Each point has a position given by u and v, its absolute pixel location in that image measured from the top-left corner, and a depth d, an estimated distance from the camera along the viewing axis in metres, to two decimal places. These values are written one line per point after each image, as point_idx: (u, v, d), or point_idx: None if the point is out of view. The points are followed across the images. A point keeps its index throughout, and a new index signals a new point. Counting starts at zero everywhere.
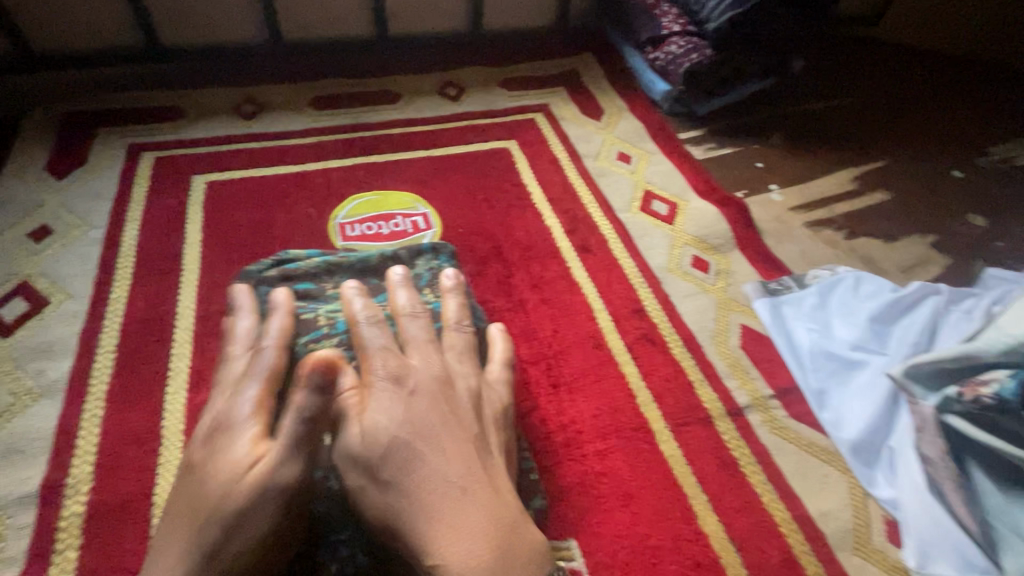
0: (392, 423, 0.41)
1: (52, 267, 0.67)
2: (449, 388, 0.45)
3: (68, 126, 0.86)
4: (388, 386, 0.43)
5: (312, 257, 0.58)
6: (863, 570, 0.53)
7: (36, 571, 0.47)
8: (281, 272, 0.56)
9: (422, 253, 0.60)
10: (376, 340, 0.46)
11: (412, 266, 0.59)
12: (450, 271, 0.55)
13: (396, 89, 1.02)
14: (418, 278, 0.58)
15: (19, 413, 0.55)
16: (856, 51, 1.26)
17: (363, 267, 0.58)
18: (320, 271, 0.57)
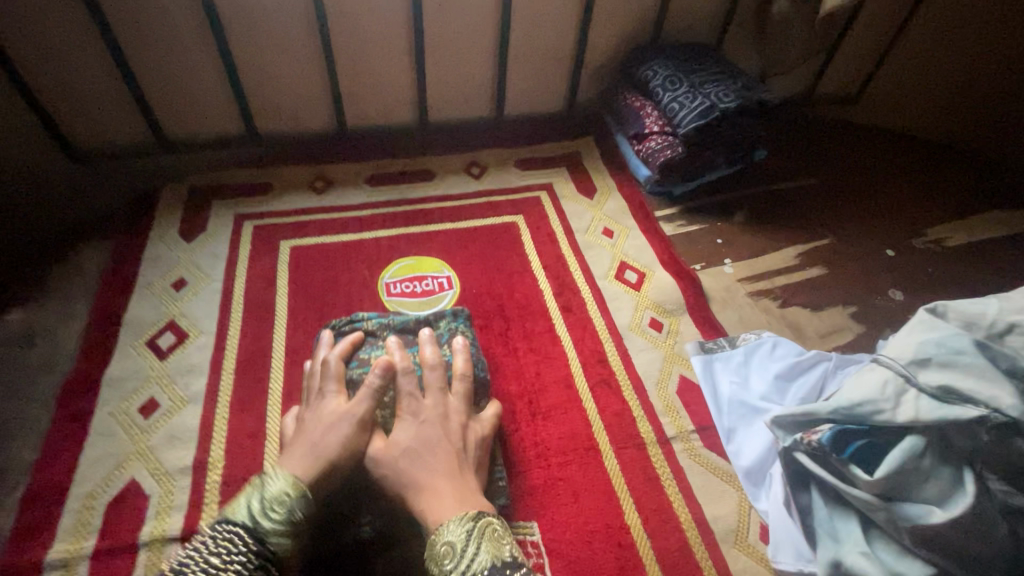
0: (407, 442, 0.68)
1: (189, 310, 0.96)
2: (449, 423, 0.72)
3: (191, 196, 1.15)
4: (411, 420, 0.71)
5: (372, 318, 0.86)
6: (736, 557, 0.76)
7: (193, 514, 0.74)
8: (352, 328, 0.85)
9: (445, 317, 0.88)
10: (407, 386, 0.73)
11: (437, 327, 0.87)
12: (461, 339, 0.82)
13: (432, 168, 1.29)
14: (440, 336, 0.86)
15: (176, 412, 0.83)
16: (830, 133, 1.47)
17: (404, 326, 0.86)
18: (377, 328, 0.85)
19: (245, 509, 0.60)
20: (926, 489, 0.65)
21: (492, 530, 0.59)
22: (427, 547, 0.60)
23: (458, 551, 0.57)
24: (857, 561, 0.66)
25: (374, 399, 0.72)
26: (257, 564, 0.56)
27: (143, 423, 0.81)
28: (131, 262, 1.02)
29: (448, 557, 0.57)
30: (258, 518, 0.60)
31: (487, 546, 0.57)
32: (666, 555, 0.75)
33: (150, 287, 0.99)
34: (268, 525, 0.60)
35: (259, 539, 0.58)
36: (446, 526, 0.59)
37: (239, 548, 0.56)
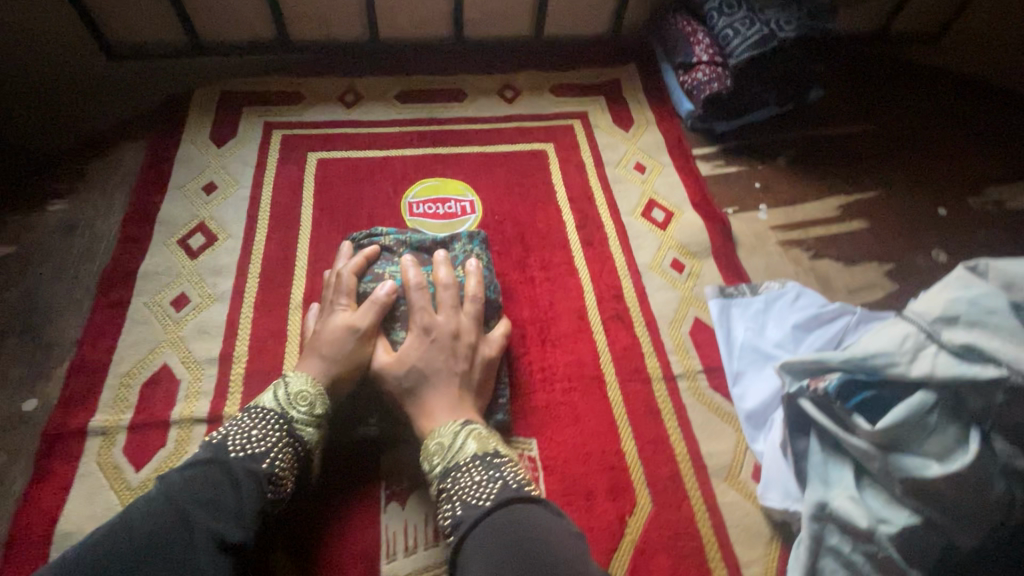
0: (414, 358, 0.74)
1: (218, 214, 0.99)
2: (458, 342, 0.75)
3: (222, 102, 1.15)
4: (422, 337, 0.74)
5: (390, 235, 0.86)
6: (726, 490, 0.78)
7: (218, 400, 0.80)
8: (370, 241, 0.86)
9: (461, 239, 0.87)
10: (420, 302, 0.76)
11: (453, 248, 0.87)
12: (474, 261, 0.82)
13: (463, 88, 1.25)
14: (456, 257, 0.86)
15: (205, 308, 0.88)
16: (901, 72, 1.36)
17: (420, 244, 0.85)
18: (393, 244, 0.85)
19: (272, 401, 0.70)
20: (926, 445, 0.65)
21: (479, 432, 0.70)
22: (422, 445, 0.71)
23: (447, 445, 0.68)
24: (843, 504, 0.68)
25: (381, 314, 0.77)
26: (288, 445, 0.67)
27: (175, 315, 0.86)
28: (164, 163, 1.04)
29: (439, 450, 0.69)
30: (285, 410, 0.70)
31: (474, 442, 0.68)
32: (657, 482, 0.78)
33: (182, 188, 1.01)
34: (294, 415, 0.69)
35: (287, 425, 0.68)
36: (437, 427, 0.70)
37: (271, 429, 0.67)
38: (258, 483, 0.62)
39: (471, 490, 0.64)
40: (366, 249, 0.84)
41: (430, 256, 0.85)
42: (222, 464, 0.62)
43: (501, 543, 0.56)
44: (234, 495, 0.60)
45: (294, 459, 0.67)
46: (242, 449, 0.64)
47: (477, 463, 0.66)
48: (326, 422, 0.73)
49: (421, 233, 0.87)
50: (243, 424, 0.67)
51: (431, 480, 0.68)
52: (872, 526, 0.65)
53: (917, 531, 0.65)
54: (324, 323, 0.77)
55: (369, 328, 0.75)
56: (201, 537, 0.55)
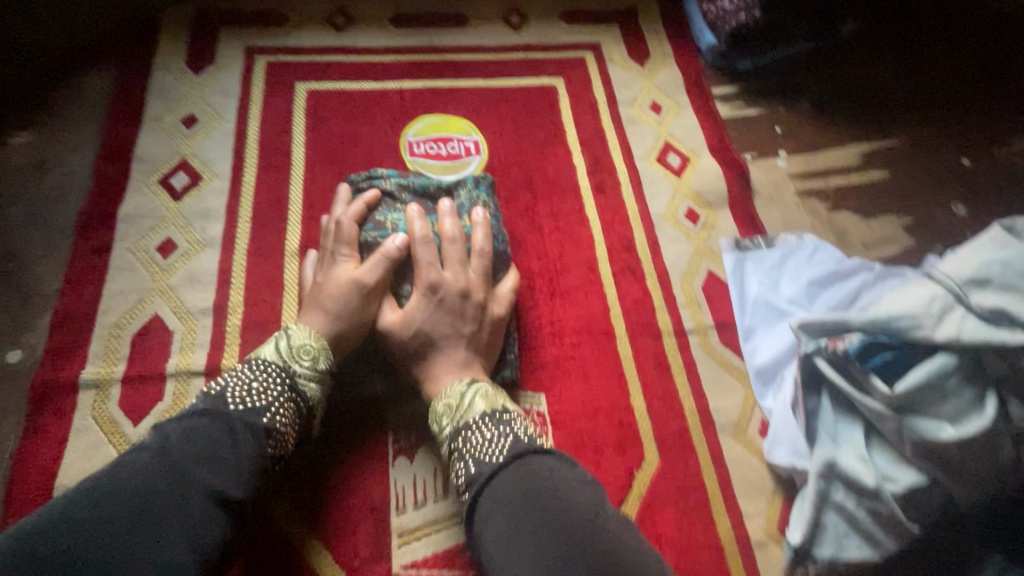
0: (422, 315, 0.71)
1: (201, 151, 0.91)
2: (467, 300, 0.72)
3: (198, 22, 1.02)
4: (429, 295, 0.71)
5: (390, 178, 0.80)
6: (733, 446, 0.78)
7: (215, 352, 0.76)
8: (369, 185, 0.80)
9: (466, 185, 0.82)
10: (425, 256, 0.72)
11: (457, 195, 0.81)
12: (481, 211, 0.77)
13: (465, 13, 1.13)
14: (461, 206, 0.80)
15: (194, 255, 0.82)
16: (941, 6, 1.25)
17: (423, 191, 0.80)
18: (393, 190, 0.79)
19: (272, 353, 0.67)
20: (941, 408, 0.64)
21: (486, 390, 0.68)
22: (430, 407, 0.69)
23: (453, 403, 0.67)
24: (851, 463, 0.68)
25: (389, 270, 0.72)
26: (289, 399, 0.65)
27: (163, 262, 0.81)
28: (137, 93, 0.94)
29: (446, 409, 0.67)
30: (287, 363, 0.67)
31: (481, 400, 0.67)
32: (665, 438, 0.78)
33: (159, 122, 0.93)
34: (295, 369, 0.67)
35: (290, 379, 0.66)
36: (444, 388, 0.69)
37: (271, 383, 0.64)
38: (258, 437, 0.60)
39: (482, 446, 0.62)
40: (366, 193, 0.78)
41: (434, 204, 0.80)
42: (220, 416, 0.59)
43: (517, 497, 0.56)
44: (233, 448, 0.57)
45: (296, 414, 0.65)
46: (240, 402, 0.61)
47: (486, 420, 0.64)
48: (330, 377, 0.70)
49: (424, 178, 0.81)
50: (241, 376, 0.64)
51: (441, 441, 0.67)
52: (878, 484, 0.66)
53: (920, 489, 0.66)
54: (325, 276, 0.73)
55: (373, 283, 0.71)
56: (199, 492, 0.53)
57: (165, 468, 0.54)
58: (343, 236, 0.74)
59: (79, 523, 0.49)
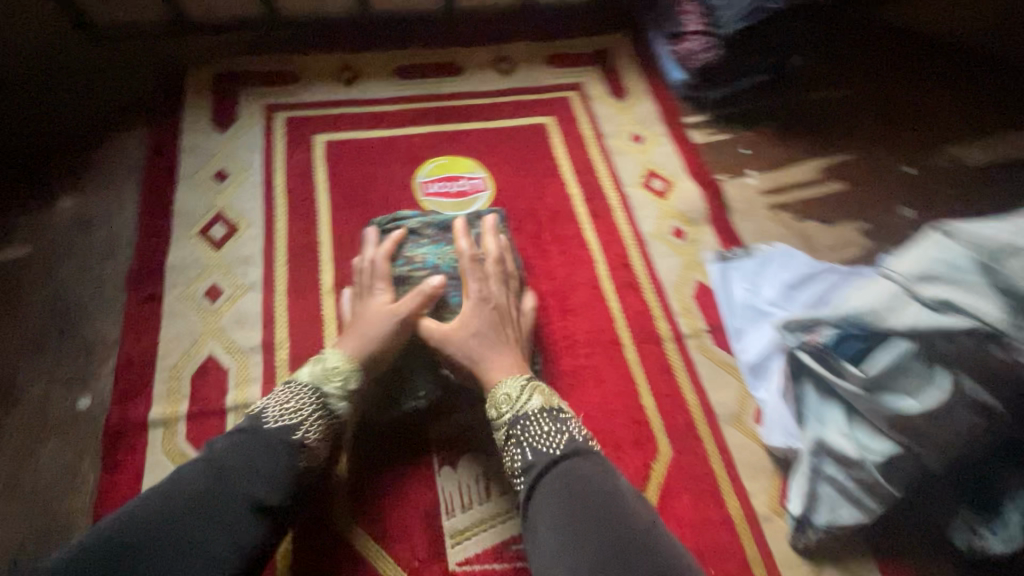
0: (463, 332, 0.79)
1: (235, 202, 0.99)
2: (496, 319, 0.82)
3: (218, 84, 1.12)
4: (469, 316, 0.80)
5: (416, 218, 0.90)
6: (734, 433, 0.89)
7: (268, 385, 0.84)
8: (396, 225, 0.90)
9: (482, 217, 0.91)
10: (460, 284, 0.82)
11: (473, 225, 0.90)
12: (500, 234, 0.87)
13: (460, 62, 1.25)
14: (478, 234, 0.89)
15: (239, 297, 0.90)
16: (876, 34, 1.43)
17: (444, 225, 0.90)
18: (419, 227, 0.89)
19: (309, 375, 0.75)
20: (904, 384, 0.76)
21: (542, 389, 0.77)
22: (489, 394, 0.77)
23: (513, 396, 0.75)
24: (835, 439, 0.79)
25: (424, 302, 0.81)
26: (320, 416, 0.72)
27: (211, 306, 0.89)
28: (169, 152, 1.03)
29: (505, 399, 0.75)
30: (321, 384, 0.75)
31: (540, 397, 0.76)
32: (675, 430, 0.88)
33: (193, 178, 1.01)
34: (329, 389, 0.74)
35: (322, 399, 0.73)
36: (495, 383, 0.77)
37: (304, 401, 0.72)
38: (291, 451, 0.67)
39: (537, 437, 0.72)
40: (393, 232, 0.87)
41: (455, 234, 0.89)
42: (259, 431, 0.68)
43: (571, 491, 0.66)
44: (272, 457, 0.66)
45: (327, 430, 0.72)
46: (276, 419, 0.69)
47: (545, 415, 0.74)
48: (358, 396, 0.78)
49: (444, 215, 0.91)
50: (280, 396, 0.72)
51: (499, 425, 0.75)
52: (860, 455, 0.77)
53: (897, 456, 0.77)
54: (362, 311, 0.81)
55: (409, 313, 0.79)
56: (238, 495, 0.62)
57: (210, 474, 0.63)
58: (377, 273, 0.83)
59: (145, 526, 0.58)
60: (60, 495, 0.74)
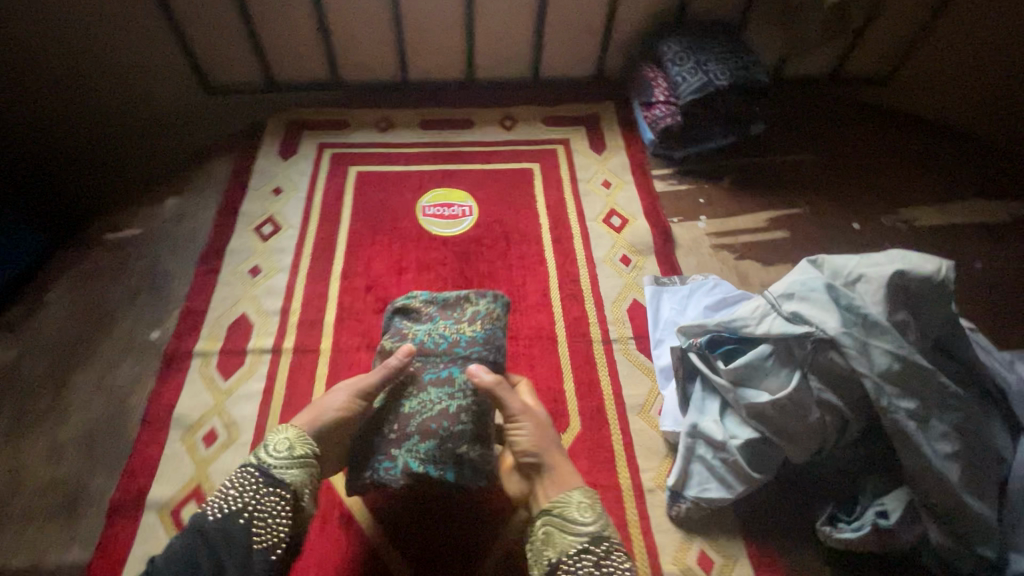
0: (536, 436, 0.88)
1: (283, 210, 1.34)
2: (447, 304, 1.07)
3: (289, 127, 1.51)
4: (529, 424, 0.89)
5: (422, 297, 1.01)
6: (637, 420, 1.05)
7: (279, 338, 1.13)
8: (403, 305, 1.01)
9: (486, 295, 0.99)
10: (490, 383, 0.87)
11: (477, 302, 0.98)
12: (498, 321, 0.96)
13: (473, 119, 1.58)
14: (477, 313, 0.96)
15: (272, 275, 1.22)
16: (844, 110, 1.64)
17: (445, 303, 0.99)
18: (424, 304, 1.00)
19: (257, 455, 0.80)
20: (765, 382, 0.91)
21: (604, 514, 0.83)
22: (570, 500, 0.82)
23: (596, 510, 0.81)
24: (708, 425, 0.94)
25: (385, 379, 0.89)
26: (266, 491, 0.76)
27: (251, 280, 1.21)
28: (245, 173, 1.41)
29: (587, 511, 0.81)
30: (265, 459, 0.80)
31: (608, 525, 0.81)
32: (586, 411, 1.06)
33: (258, 191, 1.37)
34: (270, 461, 0.79)
35: (264, 470, 0.78)
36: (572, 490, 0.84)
37: (246, 482, 0.77)
38: (228, 542, 0.72)
39: (614, 568, 0.76)
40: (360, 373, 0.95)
41: (453, 307, 0.98)
42: (201, 531, 0.73)
43: None
44: (225, 551, 0.71)
45: (275, 503, 0.76)
46: (218, 512, 0.74)
47: (619, 550, 0.78)
48: (306, 461, 0.81)
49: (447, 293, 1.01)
50: (225, 489, 0.76)
51: (577, 531, 0.79)
52: (725, 439, 0.92)
53: (758, 443, 0.91)
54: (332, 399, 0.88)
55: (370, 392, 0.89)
56: None
57: None
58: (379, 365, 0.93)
59: None
60: (124, 394, 1.05)
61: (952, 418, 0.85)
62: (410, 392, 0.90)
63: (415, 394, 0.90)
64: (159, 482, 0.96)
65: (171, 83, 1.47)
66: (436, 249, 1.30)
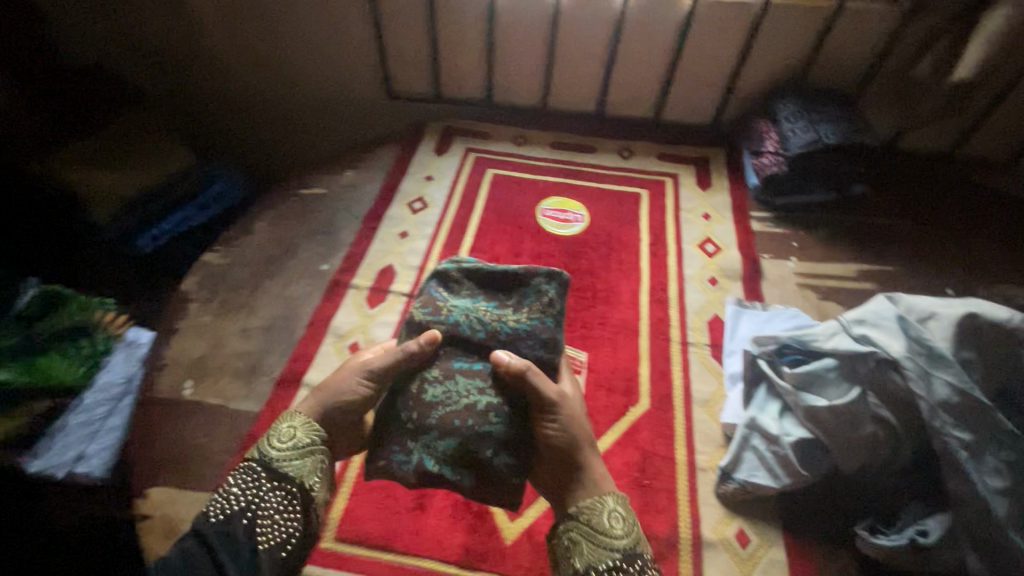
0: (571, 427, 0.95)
1: (431, 193, 1.65)
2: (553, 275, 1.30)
3: (445, 131, 1.85)
4: (561, 421, 0.94)
5: (468, 267, 1.06)
6: (701, 412, 1.19)
7: (415, 287, 1.41)
8: (447, 275, 1.06)
9: (539, 275, 1.02)
10: (521, 366, 0.92)
11: (528, 281, 1.02)
12: (546, 303, 1.00)
13: (595, 146, 1.83)
14: (524, 296, 1.02)
15: (416, 240, 1.52)
16: (958, 186, 1.71)
17: (489, 278, 1.04)
18: (469, 276, 1.05)
19: (260, 454, 0.91)
20: (824, 390, 1.03)
21: (638, 532, 0.88)
22: (606, 511, 0.88)
23: (628, 522, 0.87)
24: (764, 420, 1.07)
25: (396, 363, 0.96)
26: (272, 490, 0.87)
27: (400, 241, 1.52)
28: (406, 161, 1.75)
29: (619, 522, 0.87)
30: (269, 458, 0.90)
31: (640, 543, 0.86)
32: (656, 394, 1.22)
33: (414, 176, 1.70)
34: (273, 458, 0.90)
35: (268, 470, 0.89)
36: (604, 497, 0.90)
37: (251, 482, 0.88)
38: (236, 540, 0.82)
39: None
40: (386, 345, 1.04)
41: (500, 287, 1.04)
42: (207, 533, 0.82)
43: None
44: (230, 550, 0.81)
45: (283, 498, 0.87)
46: (222, 514, 0.84)
47: (651, 565, 0.83)
48: (309, 455, 0.92)
49: (492, 267, 1.05)
50: (229, 490, 0.87)
51: (612, 544, 0.84)
52: (779, 433, 1.03)
53: (810, 444, 1.02)
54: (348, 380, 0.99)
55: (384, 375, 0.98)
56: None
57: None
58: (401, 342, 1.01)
59: None
60: (297, 303, 1.37)
61: (1007, 457, 0.90)
62: (434, 388, 0.94)
63: (438, 390, 0.94)
64: (313, 369, 1.24)
65: (363, 85, 1.88)
66: (548, 243, 1.54)
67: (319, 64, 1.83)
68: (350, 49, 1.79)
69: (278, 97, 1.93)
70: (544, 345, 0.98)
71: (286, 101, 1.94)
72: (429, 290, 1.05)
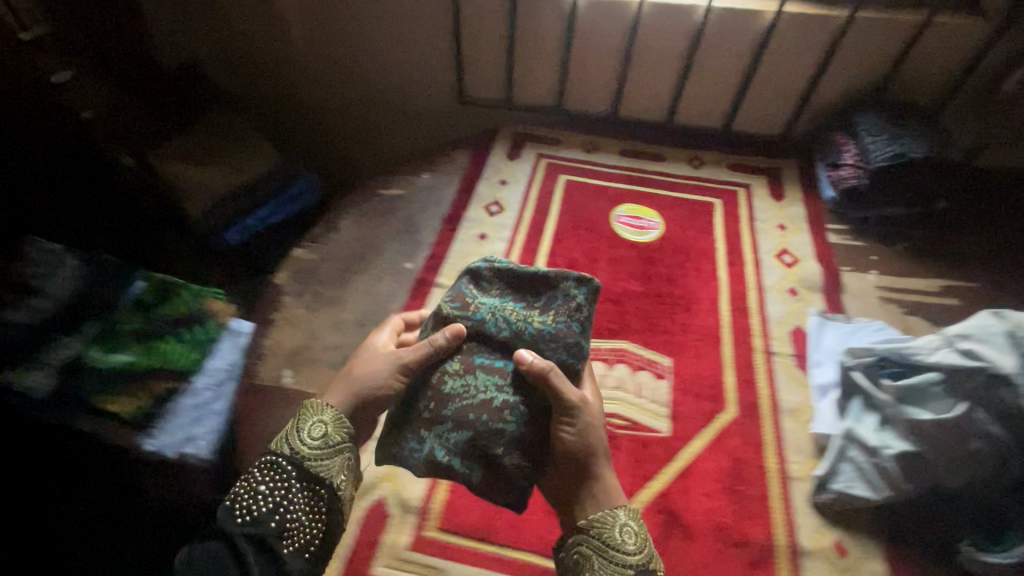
0: (590, 436, 0.90)
1: (506, 196, 1.69)
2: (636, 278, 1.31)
3: (516, 136, 1.89)
4: (576, 428, 0.90)
5: (500, 266, 1.03)
6: (789, 420, 1.20)
7: None
8: (478, 272, 1.03)
9: (568, 278, 0.98)
10: (543, 366, 0.89)
11: (557, 284, 0.99)
12: (576, 309, 0.97)
13: (665, 154, 1.84)
14: (553, 299, 0.99)
15: (495, 242, 1.56)
16: None
17: (519, 278, 1.02)
18: (500, 274, 1.03)
19: (286, 448, 0.85)
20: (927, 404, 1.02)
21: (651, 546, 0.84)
22: (617, 523, 0.84)
23: (641, 535, 0.83)
24: (863, 432, 1.07)
25: (423, 357, 0.95)
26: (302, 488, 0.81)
27: (480, 242, 1.56)
28: (480, 165, 1.79)
29: (630, 537, 0.83)
30: (297, 453, 0.84)
31: (653, 558, 0.82)
32: (743, 402, 1.23)
33: (489, 180, 1.74)
34: (303, 454, 0.84)
35: (297, 466, 0.83)
36: (615, 510, 0.85)
37: (276, 479, 0.81)
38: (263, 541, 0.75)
39: None
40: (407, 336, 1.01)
41: (529, 288, 1.01)
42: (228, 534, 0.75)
43: None
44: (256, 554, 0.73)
45: (309, 497, 0.81)
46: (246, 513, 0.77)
47: None
48: (338, 452, 0.87)
49: (523, 267, 1.02)
50: (253, 485, 0.80)
51: (625, 561, 0.80)
52: (878, 446, 1.03)
53: (914, 458, 1.01)
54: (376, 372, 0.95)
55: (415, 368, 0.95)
56: None
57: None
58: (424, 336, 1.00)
59: None
60: (384, 300, 1.42)
61: None
62: (452, 379, 0.94)
63: (455, 382, 0.94)
64: None
65: (438, 91, 1.94)
66: (624, 249, 1.56)
67: (397, 69, 1.89)
68: (428, 55, 1.84)
69: (353, 100, 2.01)
70: (570, 349, 0.94)
71: (362, 104, 2.01)
72: (458, 285, 1.03)
